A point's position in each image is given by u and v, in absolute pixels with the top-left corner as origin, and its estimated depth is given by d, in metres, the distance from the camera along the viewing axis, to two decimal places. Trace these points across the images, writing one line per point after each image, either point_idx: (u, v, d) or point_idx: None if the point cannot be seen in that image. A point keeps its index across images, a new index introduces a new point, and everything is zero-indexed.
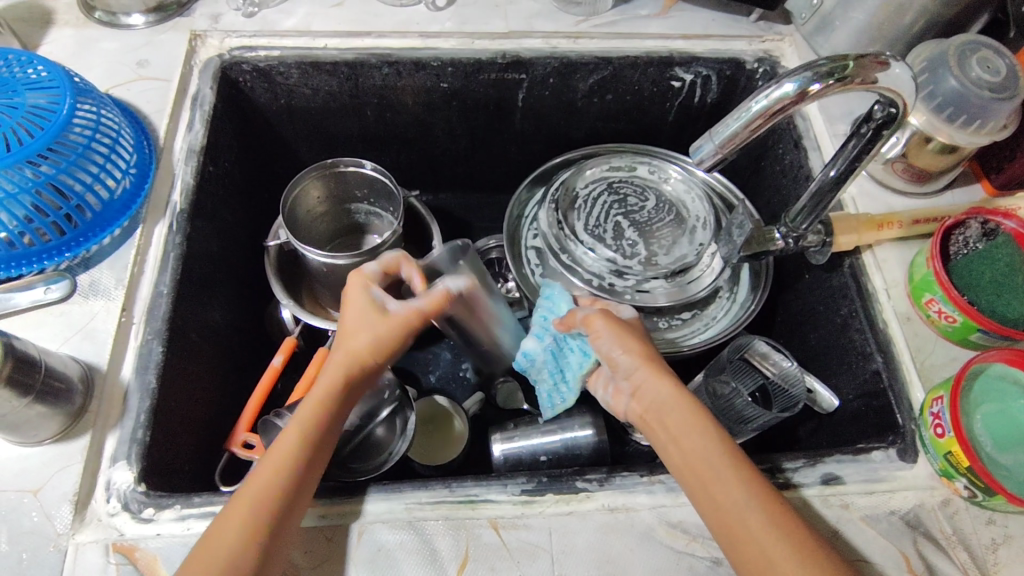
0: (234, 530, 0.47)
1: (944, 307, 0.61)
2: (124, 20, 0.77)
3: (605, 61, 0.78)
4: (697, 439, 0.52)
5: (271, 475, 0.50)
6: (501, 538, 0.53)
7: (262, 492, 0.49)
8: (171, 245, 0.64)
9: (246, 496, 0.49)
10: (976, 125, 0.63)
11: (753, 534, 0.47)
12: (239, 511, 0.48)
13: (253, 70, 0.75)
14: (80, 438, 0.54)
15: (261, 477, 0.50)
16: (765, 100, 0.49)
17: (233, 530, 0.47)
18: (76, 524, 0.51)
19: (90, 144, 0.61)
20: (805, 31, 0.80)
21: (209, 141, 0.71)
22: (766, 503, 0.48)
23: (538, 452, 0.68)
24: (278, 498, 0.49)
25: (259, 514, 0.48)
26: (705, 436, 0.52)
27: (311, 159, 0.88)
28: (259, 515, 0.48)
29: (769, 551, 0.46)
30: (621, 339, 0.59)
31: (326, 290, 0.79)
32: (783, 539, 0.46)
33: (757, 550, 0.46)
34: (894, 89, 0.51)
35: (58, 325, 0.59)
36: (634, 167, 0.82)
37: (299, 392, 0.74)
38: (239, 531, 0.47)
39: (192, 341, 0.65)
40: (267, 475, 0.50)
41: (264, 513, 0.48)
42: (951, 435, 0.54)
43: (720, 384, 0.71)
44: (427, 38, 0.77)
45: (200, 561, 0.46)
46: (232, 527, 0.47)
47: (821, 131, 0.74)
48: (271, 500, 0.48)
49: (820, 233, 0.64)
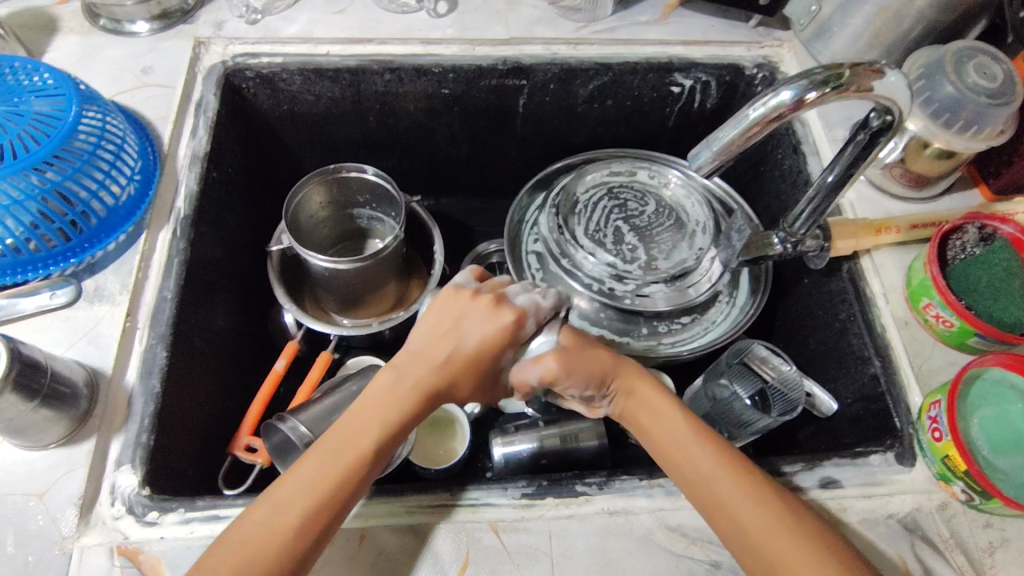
0: (269, 530, 0.45)
1: (942, 312, 0.61)
2: (128, 27, 0.78)
3: (605, 67, 0.78)
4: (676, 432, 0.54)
5: (320, 485, 0.47)
6: (501, 540, 0.54)
7: (307, 504, 0.46)
8: (176, 250, 0.65)
9: (292, 501, 0.46)
10: (974, 130, 0.64)
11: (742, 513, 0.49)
12: (281, 517, 0.45)
13: (256, 77, 0.76)
14: (85, 442, 0.55)
15: (309, 483, 0.47)
16: (761, 108, 0.50)
17: (268, 539, 0.45)
18: (82, 527, 0.52)
19: (95, 151, 0.61)
20: (804, 37, 0.80)
21: (213, 147, 0.72)
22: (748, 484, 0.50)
23: (540, 454, 0.68)
24: (328, 516, 0.47)
25: (303, 531, 0.45)
26: (684, 429, 0.54)
27: (313, 163, 0.89)
28: (300, 533, 0.45)
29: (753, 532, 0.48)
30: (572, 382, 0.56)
31: (329, 295, 0.79)
32: (766, 516, 0.48)
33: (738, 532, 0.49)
34: (889, 96, 0.52)
35: (63, 330, 0.60)
36: (634, 172, 0.83)
37: (302, 395, 0.75)
38: (281, 541, 0.45)
39: (196, 345, 0.66)
40: (321, 483, 0.47)
41: (305, 531, 0.46)
42: (948, 439, 0.55)
43: (718, 386, 0.72)
44: (428, 45, 0.78)
45: (214, 556, 0.44)
46: (269, 532, 0.45)
47: (820, 137, 0.74)
48: (322, 516, 0.46)
49: (818, 237, 0.65)
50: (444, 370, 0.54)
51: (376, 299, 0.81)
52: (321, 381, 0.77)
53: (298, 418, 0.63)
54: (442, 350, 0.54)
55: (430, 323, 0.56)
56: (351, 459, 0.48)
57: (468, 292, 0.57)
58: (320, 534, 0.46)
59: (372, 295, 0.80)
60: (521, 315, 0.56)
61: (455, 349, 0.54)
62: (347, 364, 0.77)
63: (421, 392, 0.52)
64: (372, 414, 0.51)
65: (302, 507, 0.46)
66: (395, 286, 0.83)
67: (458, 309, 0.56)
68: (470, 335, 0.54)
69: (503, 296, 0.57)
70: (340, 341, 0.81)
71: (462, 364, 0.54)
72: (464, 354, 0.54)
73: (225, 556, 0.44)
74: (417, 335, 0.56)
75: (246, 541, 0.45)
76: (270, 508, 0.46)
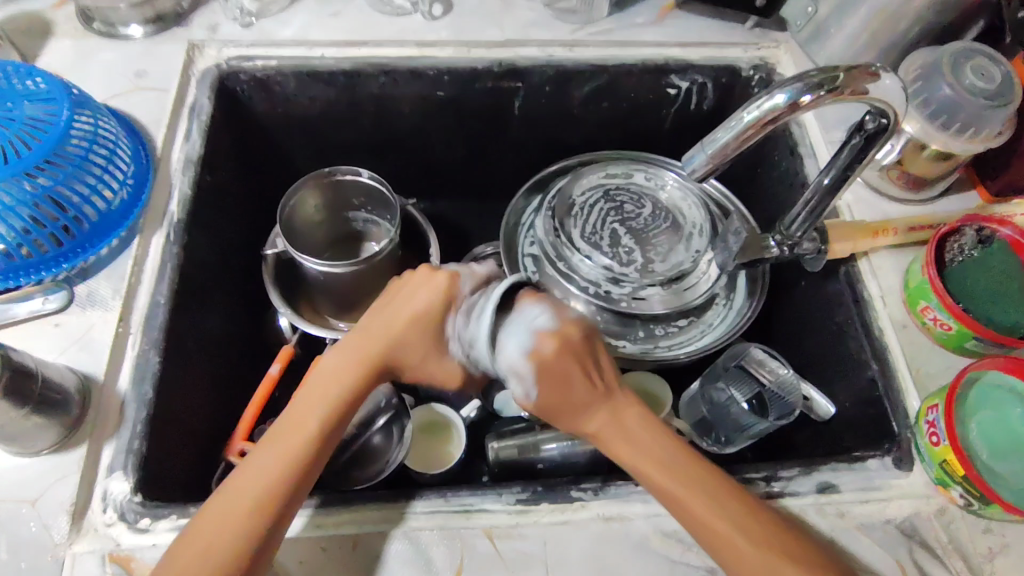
0: (216, 515, 0.46)
1: (940, 315, 0.61)
2: (122, 30, 0.77)
3: (601, 69, 0.78)
4: (636, 438, 0.53)
5: (273, 466, 0.49)
6: (495, 547, 0.53)
7: (259, 481, 0.48)
8: (169, 255, 0.64)
9: (245, 484, 0.48)
10: (969, 133, 0.64)
11: (716, 524, 0.48)
12: (235, 503, 0.47)
13: (251, 80, 0.76)
14: (77, 448, 0.54)
15: (263, 463, 0.49)
16: (755, 111, 0.49)
17: (220, 525, 0.46)
18: (73, 534, 0.52)
19: (87, 156, 0.61)
20: (801, 37, 0.80)
21: (207, 151, 0.72)
22: (720, 489, 0.49)
23: (537, 459, 0.67)
24: (283, 493, 0.48)
25: (256, 508, 0.47)
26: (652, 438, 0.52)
27: (309, 167, 0.88)
28: (253, 518, 0.46)
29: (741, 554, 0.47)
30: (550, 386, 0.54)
31: (324, 299, 0.79)
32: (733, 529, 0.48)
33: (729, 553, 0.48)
34: (884, 99, 0.51)
35: (56, 336, 0.60)
36: (630, 175, 0.83)
37: (296, 402, 0.75)
38: (232, 521, 0.46)
39: (189, 350, 0.65)
40: (265, 469, 0.48)
41: (258, 514, 0.46)
42: (946, 443, 0.54)
43: (716, 390, 0.74)
44: (423, 47, 0.78)
45: (178, 550, 0.46)
46: (229, 515, 0.46)
47: (817, 139, 0.74)
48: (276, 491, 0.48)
49: (814, 241, 0.64)
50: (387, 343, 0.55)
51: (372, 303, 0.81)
52: None
53: None
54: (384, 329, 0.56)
55: (378, 300, 0.59)
56: (302, 432, 0.50)
57: (405, 272, 0.60)
58: (282, 515, 0.48)
59: (368, 299, 0.80)
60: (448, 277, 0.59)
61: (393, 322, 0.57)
62: None
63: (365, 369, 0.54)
64: (315, 398, 0.52)
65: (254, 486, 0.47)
66: None
67: (400, 288, 0.59)
68: (407, 306, 0.57)
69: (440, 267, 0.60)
70: (335, 345, 0.81)
71: (403, 338, 0.56)
72: (403, 324, 0.57)
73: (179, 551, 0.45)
74: (363, 317, 0.58)
75: (211, 531, 0.46)
76: (224, 495, 0.47)
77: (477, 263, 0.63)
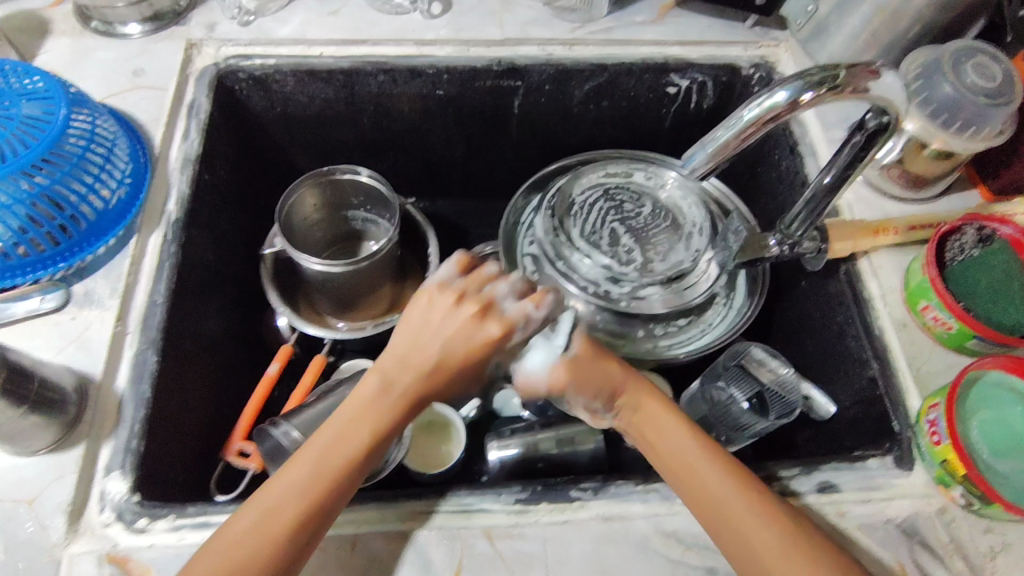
0: (248, 534, 0.46)
1: (941, 314, 0.60)
2: (120, 29, 0.77)
3: (600, 67, 0.78)
4: (649, 416, 0.56)
5: (312, 488, 0.48)
6: (495, 547, 0.53)
7: (297, 502, 0.47)
8: (167, 254, 0.64)
9: (273, 502, 0.47)
10: (972, 130, 0.63)
11: (717, 491, 0.51)
12: (271, 523, 0.46)
13: (249, 79, 0.76)
14: (74, 448, 0.54)
15: (295, 486, 0.48)
16: (756, 109, 0.49)
17: (259, 541, 0.45)
18: (71, 535, 0.51)
19: (84, 154, 0.61)
20: (801, 37, 0.80)
21: (205, 150, 0.71)
22: (746, 491, 0.50)
23: (537, 458, 0.68)
24: (319, 519, 0.48)
25: (296, 530, 0.47)
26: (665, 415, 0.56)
27: (307, 166, 0.88)
28: (288, 542, 0.46)
29: (752, 535, 0.48)
30: (587, 384, 0.56)
31: (323, 298, 0.79)
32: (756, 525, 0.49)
33: (723, 522, 0.50)
34: (885, 98, 0.51)
35: (53, 335, 0.59)
36: (630, 174, 0.82)
37: (295, 401, 0.75)
38: (266, 538, 0.46)
39: (187, 349, 0.65)
40: (305, 490, 0.48)
41: (293, 538, 0.46)
42: (947, 443, 0.54)
43: (716, 390, 0.73)
44: (422, 46, 0.78)
45: (201, 562, 0.45)
46: (257, 536, 0.46)
47: (817, 138, 0.73)
48: (314, 515, 0.47)
49: (815, 239, 0.64)
50: (430, 379, 0.53)
51: (371, 302, 0.81)
52: (315, 386, 0.77)
53: (291, 422, 0.63)
54: (421, 360, 0.53)
55: (418, 319, 0.55)
56: (345, 460, 0.50)
57: (453, 296, 0.55)
58: (310, 537, 0.47)
59: (367, 298, 0.80)
60: (505, 325, 0.54)
61: (433, 354, 0.53)
62: (341, 368, 0.77)
63: (405, 402, 0.53)
64: (355, 425, 0.51)
65: (293, 508, 0.47)
66: (390, 289, 0.82)
67: (438, 314, 0.54)
68: (457, 345, 0.53)
69: (489, 303, 0.55)
70: (334, 344, 0.80)
71: (444, 376, 0.54)
72: (436, 362, 0.53)
73: (204, 555, 0.45)
74: (400, 335, 0.55)
75: (235, 546, 0.45)
76: (259, 513, 0.47)
77: (538, 303, 0.55)
